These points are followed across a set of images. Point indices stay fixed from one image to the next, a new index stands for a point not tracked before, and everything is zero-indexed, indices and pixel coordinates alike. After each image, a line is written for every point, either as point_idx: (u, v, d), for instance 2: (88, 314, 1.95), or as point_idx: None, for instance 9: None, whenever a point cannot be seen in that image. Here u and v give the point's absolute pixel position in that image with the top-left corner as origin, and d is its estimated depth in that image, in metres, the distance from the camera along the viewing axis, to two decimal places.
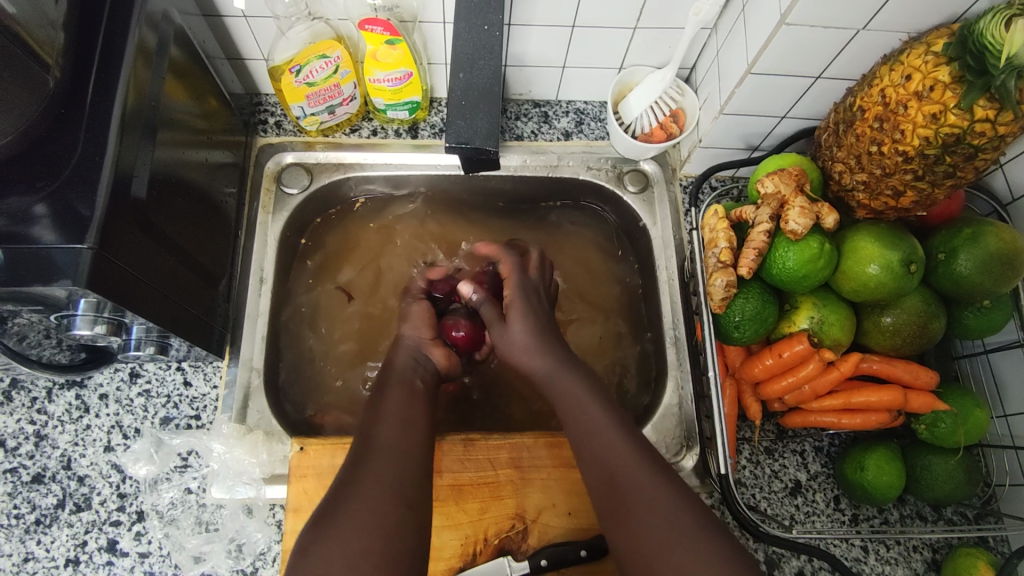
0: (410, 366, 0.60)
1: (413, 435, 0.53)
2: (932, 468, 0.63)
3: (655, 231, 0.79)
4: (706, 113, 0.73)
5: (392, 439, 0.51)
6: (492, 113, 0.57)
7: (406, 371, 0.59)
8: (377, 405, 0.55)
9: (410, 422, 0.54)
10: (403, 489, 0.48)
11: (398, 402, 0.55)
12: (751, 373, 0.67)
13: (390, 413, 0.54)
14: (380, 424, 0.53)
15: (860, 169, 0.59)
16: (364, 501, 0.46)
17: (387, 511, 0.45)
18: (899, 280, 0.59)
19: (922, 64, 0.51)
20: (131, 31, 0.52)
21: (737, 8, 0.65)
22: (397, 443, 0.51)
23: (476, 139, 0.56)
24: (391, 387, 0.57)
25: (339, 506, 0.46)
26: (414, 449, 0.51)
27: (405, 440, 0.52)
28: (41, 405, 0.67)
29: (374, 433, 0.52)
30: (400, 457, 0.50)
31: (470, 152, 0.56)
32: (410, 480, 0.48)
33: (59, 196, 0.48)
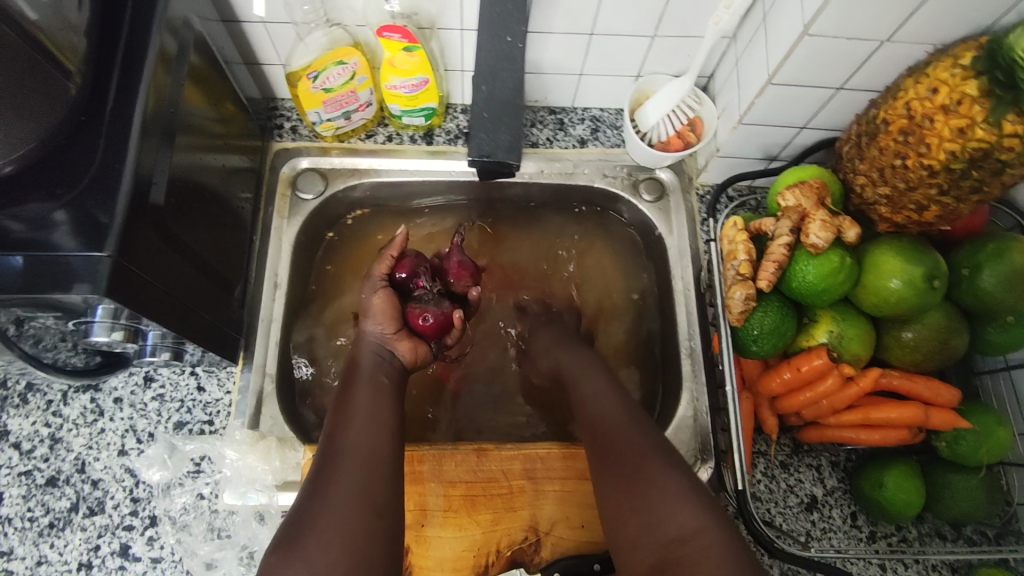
0: (375, 362, 0.63)
1: (380, 435, 0.54)
2: (953, 486, 0.62)
3: (671, 240, 0.79)
4: (725, 122, 0.73)
5: (359, 441, 0.53)
6: (514, 126, 0.57)
7: (374, 373, 0.62)
8: (346, 406, 0.57)
9: (377, 422, 0.56)
10: (370, 493, 0.49)
11: (367, 403, 0.57)
12: (768, 386, 0.67)
13: (357, 416, 0.56)
14: (347, 424, 0.55)
15: (883, 182, 0.58)
16: (333, 506, 0.47)
17: (356, 520, 0.47)
18: (923, 296, 0.58)
19: (950, 78, 0.51)
20: (152, 38, 0.53)
21: (758, 17, 0.65)
22: (364, 445, 0.53)
23: (497, 151, 0.56)
24: (359, 386, 0.60)
25: (309, 516, 0.47)
26: (381, 449, 0.53)
27: (371, 441, 0.53)
28: (56, 408, 0.68)
29: (342, 436, 0.53)
30: (366, 461, 0.51)
31: (491, 165, 0.56)
32: (375, 484, 0.50)
33: (80, 204, 0.48)
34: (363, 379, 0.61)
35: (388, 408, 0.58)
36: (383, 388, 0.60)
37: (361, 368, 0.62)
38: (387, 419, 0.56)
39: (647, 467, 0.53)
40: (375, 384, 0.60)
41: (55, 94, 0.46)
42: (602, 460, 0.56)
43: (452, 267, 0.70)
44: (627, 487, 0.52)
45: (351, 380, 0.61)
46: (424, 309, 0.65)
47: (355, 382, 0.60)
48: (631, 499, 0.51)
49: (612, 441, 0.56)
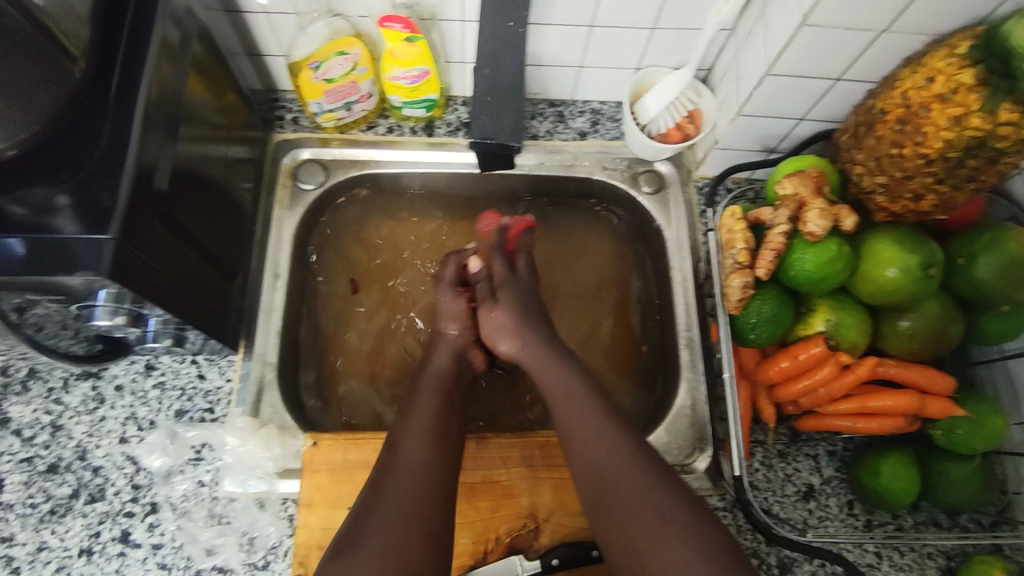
0: (448, 369, 0.66)
1: (436, 454, 0.56)
2: (948, 474, 0.63)
3: (670, 232, 0.79)
4: (723, 114, 0.73)
5: (415, 458, 0.55)
6: (516, 107, 0.58)
7: (437, 382, 0.64)
8: (407, 419, 0.60)
9: (440, 443, 0.57)
10: (421, 513, 0.51)
11: (428, 417, 0.60)
12: (766, 376, 0.67)
13: (419, 430, 0.58)
14: (404, 438, 0.57)
15: (880, 171, 0.59)
16: (384, 525, 0.50)
17: (404, 535, 0.49)
18: (918, 284, 0.59)
19: (946, 67, 0.51)
20: (155, 26, 0.53)
21: (757, 9, 0.65)
22: (418, 464, 0.55)
23: (499, 135, 0.58)
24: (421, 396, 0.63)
25: (362, 526, 0.50)
26: (436, 468, 0.55)
27: (428, 459, 0.55)
28: (57, 395, 0.68)
29: (399, 448, 0.56)
30: (421, 478, 0.54)
31: (493, 147, 0.58)
32: (427, 507, 0.52)
33: (83, 188, 0.48)
34: (428, 386, 0.64)
35: (449, 427, 0.60)
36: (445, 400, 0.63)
37: (426, 377, 0.65)
38: (447, 440, 0.58)
39: (668, 526, 0.48)
40: (438, 395, 0.63)
41: (59, 78, 0.47)
42: (608, 510, 0.51)
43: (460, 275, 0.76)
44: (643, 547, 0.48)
45: (415, 391, 0.64)
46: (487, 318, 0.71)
47: (420, 390, 0.63)
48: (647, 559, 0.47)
49: (618, 490, 0.51)
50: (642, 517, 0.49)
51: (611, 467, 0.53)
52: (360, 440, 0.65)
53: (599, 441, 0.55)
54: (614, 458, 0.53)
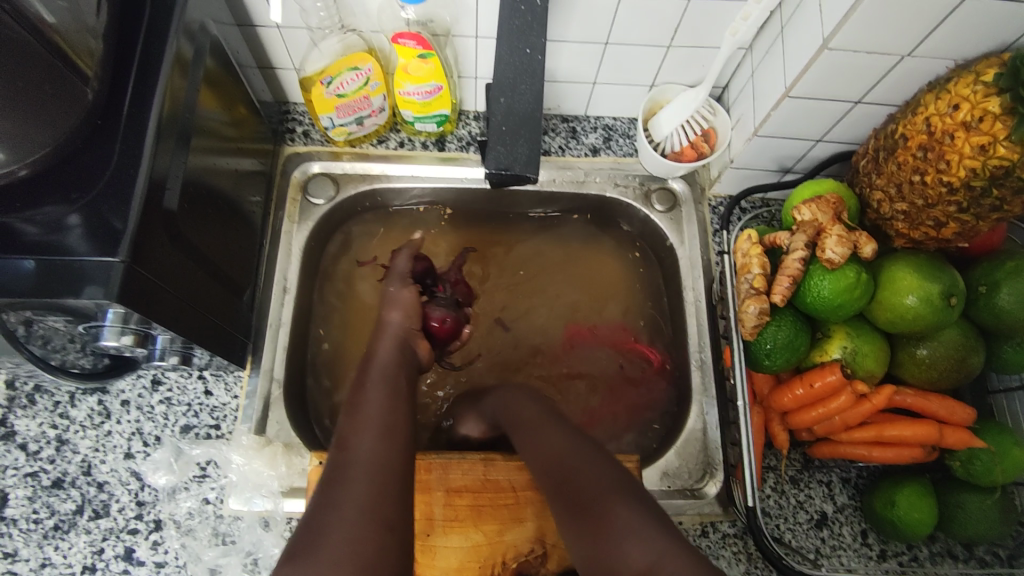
0: (395, 357, 0.62)
1: (395, 445, 0.51)
2: (965, 506, 0.61)
3: (683, 251, 0.78)
4: (739, 134, 0.72)
5: (372, 451, 0.50)
6: (533, 140, 0.56)
7: (389, 369, 0.60)
8: (357, 413, 0.54)
9: (391, 431, 0.52)
10: (382, 510, 0.46)
11: (377, 409, 0.54)
12: (780, 402, 0.66)
13: (370, 423, 0.53)
14: (359, 430, 0.51)
15: (900, 198, 0.58)
16: (345, 523, 0.44)
17: (367, 536, 0.43)
18: (939, 313, 0.57)
19: (972, 94, 0.50)
20: (168, 42, 0.52)
21: (776, 29, 0.64)
22: (376, 456, 0.49)
23: (515, 165, 0.55)
24: (372, 386, 0.58)
25: (319, 534, 0.43)
26: (395, 459, 0.49)
27: (385, 452, 0.50)
28: (63, 409, 0.67)
29: (354, 441, 0.50)
30: (378, 472, 0.48)
31: (509, 179, 0.55)
32: (389, 500, 0.46)
33: (94, 208, 0.48)
34: (376, 381, 0.58)
35: (403, 417, 0.55)
36: (398, 392, 0.57)
37: (374, 369, 0.60)
38: (401, 430, 0.53)
39: (608, 505, 0.47)
40: (389, 390, 0.57)
41: (71, 97, 0.46)
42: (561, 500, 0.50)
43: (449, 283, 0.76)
44: (585, 530, 0.46)
45: (363, 384, 0.58)
46: (441, 312, 0.70)
47: (367, 385, 0.58)
48: (593, 542, 0.46)
49: (562, 477, 0.51)
50: (579, 499, 0.48)
51: (560, 458, 0.52)
52: None
53: (550, 438, 0.55)
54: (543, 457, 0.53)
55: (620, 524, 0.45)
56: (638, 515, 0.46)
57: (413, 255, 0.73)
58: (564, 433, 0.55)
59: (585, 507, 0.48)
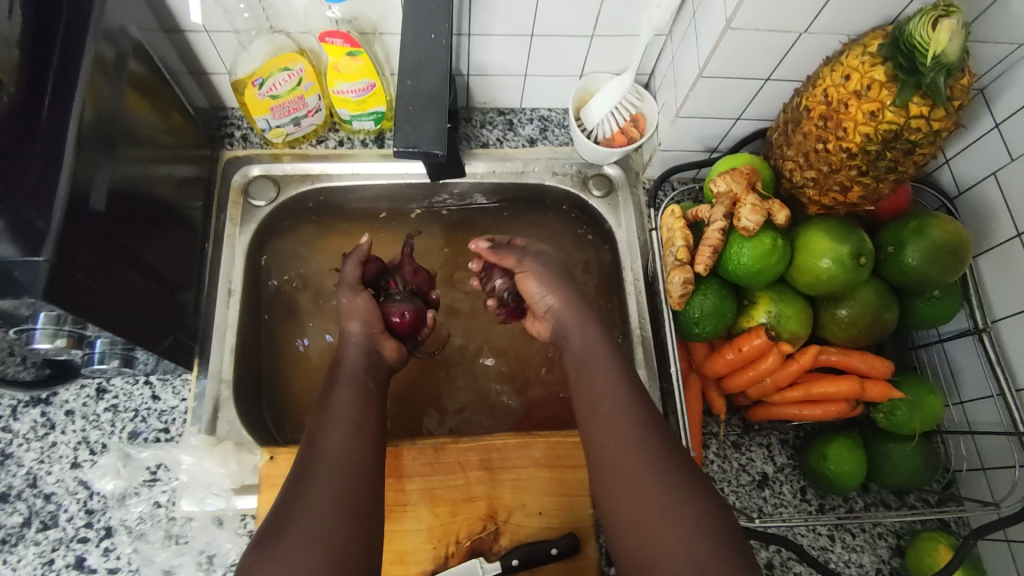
0: (361, 362, 0.62)
1: (363, 441, 0.54)
2: (891, 455, 0.65)
3: (620, 233, 0.81)
4: (665, 117, 0.76)
5: (341, 446, 0.52)
6: (440, 119, 0.56)
7: (358, 369, 0.61)
8: (326, 413, 0.56)
9: (361, 428, 0.55)
10: (351, 503, 0.48)
11: (348, 407, 0.56)
12: (714, 369, 0.69)
13: (339, 420, 0.55)
14: (328, 426, 0.54)
15: (809, 166, 0.61)
16: (313, 514, 0.47)
17: (335, 526, 0.46)
18: (850, 273, 0.61)
19: (860, 65, 0.54)
20: (87, 44, 0.53)
21: (689, 15, 0.68)
22: (344, 450, 0.52)
23: (424, 142, 0.55)
24: (341, 386, 0.59)
25: (286, 522, 0.46)
26: (364, 456, 0.52)
27: (353, 447, 0.53)
28: (6, 423, 0.67)
29: (322, 440, 0.53)
30: (348, 468, 0.51)
31: (420, 156, 0.55)
32: (358, 495, 0.49)
33: (16, 212, 0.46)
34: (346, 381, 0.59)
35: (374, 416, 0.57)
36: (367, 391, 0.59)
37: (345, 370, 0.61)
38: (371, 427, 0.55)
39: (665, 489, 0.49)
40: (359, 388, 0.59)
41: None
42: (612, 473, 0.52)
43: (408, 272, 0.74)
44: (621, 513, 0.50)
45: (332, 386, 0.59)
46: (400, 306, 0.68)
47: (338, 385, 0.59)
48: (645, 523, 0.48)
49: (619, 455, 0.52)
50: (641, 479, 0.50)
51: (621, 432, 0.53)
52: None
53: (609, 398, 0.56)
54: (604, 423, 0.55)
55: (676, 514, 0.47)
56: (665, 496, 0.48)
57: (361, 261, 0.70)
58: (625, 387, 0.57)
59: (640, 488, 0.49)
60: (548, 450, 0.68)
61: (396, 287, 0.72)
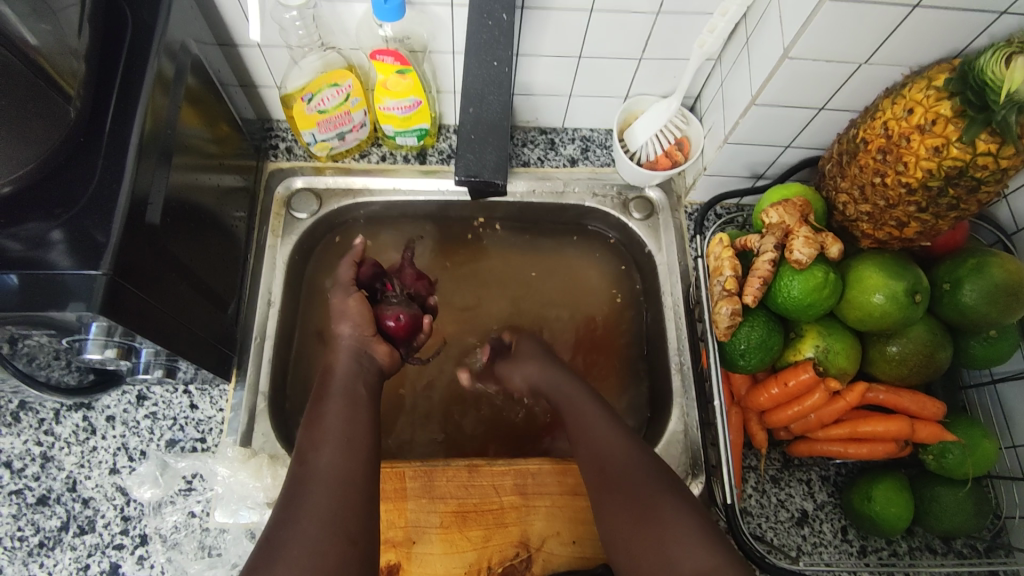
0: (351, 370, 0.63)
1: (355, 457, 0.54)
2: (940, 499, 0.63)
3: (661, 257, 0.80)
4: (711, 141, 0.74)
5: (331, 464, 0.52)
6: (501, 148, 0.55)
7: (348, 379, 0.62)
8: (315, 430, 0.56)
9: (351, 442, 0.55)
10: (343, 525, 0.48)
11: (339, 423, 0.56)
12: (757, 401, 0.67)
13: (329, 436, 0.55)
14: (320, 445, 0.54)
15: (864, 200, 0.60)
16: (305, 540, 0.46)
17: (327, 551, 0.46)
18: (905, 310, 0.59)
19: (924, 98, 0.52)
20: (149, 61, 0.54)
21: (742, 40, 0.67)
22: (336, 468, 0.52)
23: (485, 171, 0.54)
24: (333, 399, 0.59)
25: (279, 549, 0.46)
26: (355, 473, 0.52)
27: (344, 464, 0.53)
28: (48, 426, 0.68)
29: (313, 459, 0.53)
30: (339, 487, 0.51)
31: (479, 184, 0.54)
32: (349, 514, 0.49)
33: (77, 223, 0.49)
34: (337, 392, 0.60)
35: (364, 427, 0.57)
36: (358, 402, 0.60)
37: (335, 380, 0.62)
38: (362, 439, 0.56)
39: (661, 511, 0.51)
40: (350, 400, 0.59)
41: (55, 116, 0.47)
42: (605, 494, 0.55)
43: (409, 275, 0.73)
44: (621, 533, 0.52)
45: (322, 400, 0.59)
46: (395, 310, 0.67)
47: (328, 396, 0.60)
48: (644, 544, 0.50)
49: (618, 481, 0.55)
50: (636, 507, 0.52)
51: (608, 462, 0.57)
52: None
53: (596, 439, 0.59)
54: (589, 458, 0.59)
55: (671, 529, 0.50)
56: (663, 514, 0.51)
57: (356, 260, 0.70)
58: (614, 428, 0.60)
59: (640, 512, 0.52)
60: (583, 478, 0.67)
61: (394, 290, 0.71)
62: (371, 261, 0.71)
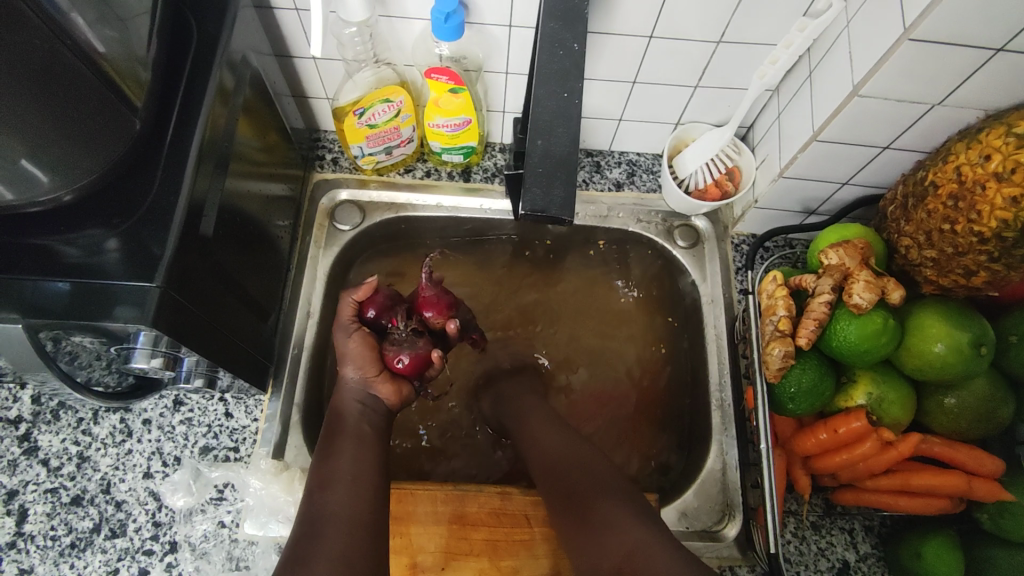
0: (359, 413, 0.62)
1: (362, 497, 0.54)
2: (993, 560, 0.59)
3: (705, 288, 0.78)
4: (764, 174, 0.73)
5: (341, 504, 0.53)
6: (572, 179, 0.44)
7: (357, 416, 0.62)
8: (322, 468, 0.56)
9: (358, 481, 0.55)
10: (351, 563, 0.48)
11: (348, 460, 0.57)
12: (803, 446, 0.65)
13: (338, 475, 0.55)
14: (329, 484, 0.54)
15: (930, 245, 0.57)
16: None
17: None
18: (968, 362, 0.57)
19: (1003, 145, 0.50)
20: (210, 74, 0.54)
21: (804, 73, 0.65)
22: (345, 509, 0.52)
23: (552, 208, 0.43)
24: (342, 437, 0.60)
25: None
26: (364, 513, 0.53)
27: (352, 503, 0.53)
28: (86, 426, 0.68)
29: (323, 498, 0.53)
30: (350, 527, 0.51)
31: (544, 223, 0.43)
32: (359, 555, 0.49)
33: (134, 234, 0.49)
34: (347, 430, 0.61)
35: (372, 465, 0.57)
36: (365, 438, 0.60)
37: (343, 417, 0.62)
38: (369, 478, 0.56)
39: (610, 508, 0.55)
40: (358, 437, 0.60)
41: (122, 126, 0.48)
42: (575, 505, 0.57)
43: (428, 303, 0.65)
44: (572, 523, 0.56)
45: (333, 437, 0.60)
46: (397, 351, 0.63)
47: (339, 434, 0.60)
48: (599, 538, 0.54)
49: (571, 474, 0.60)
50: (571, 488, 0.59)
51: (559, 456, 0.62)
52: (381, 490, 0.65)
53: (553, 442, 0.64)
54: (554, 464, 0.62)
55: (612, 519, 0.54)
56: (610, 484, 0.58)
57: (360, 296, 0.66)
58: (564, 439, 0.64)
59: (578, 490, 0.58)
60: None
61: (399, 325, 0.64)
62: (385, 293, 0.66)
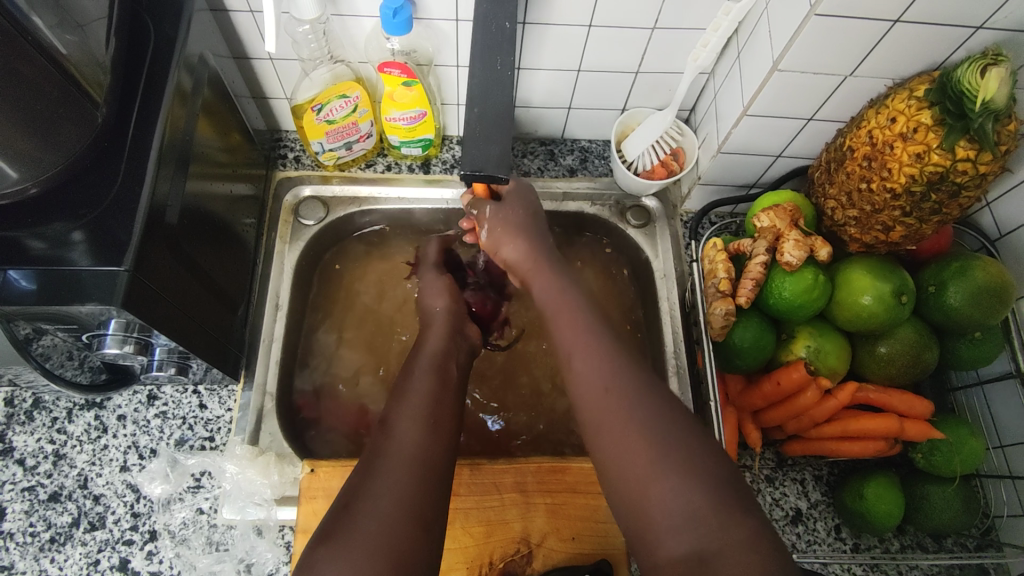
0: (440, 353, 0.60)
1: (439, 439, 0.51)
2: (930, 496, 0.64)
3: (657, 263, 0.82)
4: (705, 152, 0.77)
5: (413, 442, 0.50)
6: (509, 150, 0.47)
7: (439, 363, 0.59)
8: (399, 402, 0.54)
9: (437, 424, 0.52)
10: (417, 505, 0.46)
11: (426, 394, 0.55)
12: (751, 401, 0.69)
13: (412, 411, 0.53)
14: (402, 416, 0.52)
15: (852, 205, 0.62)
16: (376, 512, 0.45)
17: (398, 527, 0.44)
18: (891, 311, 0.62)
19: (906, 108, 0.55)
20: (169, 75, 0.57)
21: (734, 54, 0.70)
22: (417, 447, 0.50)
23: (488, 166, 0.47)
24: (422, 374, 0.57)
25: (351, 513, 0.45)
26: (435, 454, 0.50)
27: (425, 441, 0.50)
28: (61, 425, 0.69)
29: (393, 431, 0.51)
30: (417, 464, 0.49)
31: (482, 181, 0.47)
32: (425, 499, 0.47)
33: (98, 225, 0.51)
34: (426, 368, 0.58)
35: (449, 409, 0.55)
36: (448, 383, 0.57)
37: (423, 357, 0.60)
38: (446, 422, 0.53)
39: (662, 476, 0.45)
40: (439, 379, 0.57)
41: (83, 121, 0.50)
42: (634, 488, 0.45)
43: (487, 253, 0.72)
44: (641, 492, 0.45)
45: (409, 376, 0.57)
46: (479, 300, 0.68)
47: (416, 371, 0.58)
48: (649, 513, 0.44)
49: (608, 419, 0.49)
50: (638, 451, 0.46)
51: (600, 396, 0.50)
52: (357, 466, 0.66)
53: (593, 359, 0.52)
54: (601, 394, 0.50)
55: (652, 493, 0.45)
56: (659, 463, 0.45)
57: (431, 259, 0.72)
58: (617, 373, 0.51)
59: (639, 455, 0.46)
60: (583, 476, 0.69)
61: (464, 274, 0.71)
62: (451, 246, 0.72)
